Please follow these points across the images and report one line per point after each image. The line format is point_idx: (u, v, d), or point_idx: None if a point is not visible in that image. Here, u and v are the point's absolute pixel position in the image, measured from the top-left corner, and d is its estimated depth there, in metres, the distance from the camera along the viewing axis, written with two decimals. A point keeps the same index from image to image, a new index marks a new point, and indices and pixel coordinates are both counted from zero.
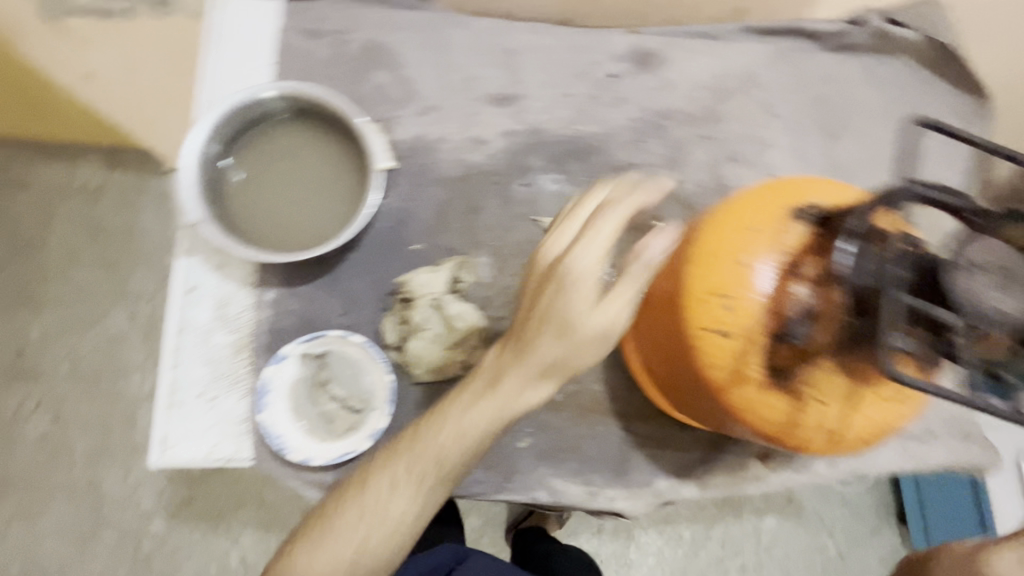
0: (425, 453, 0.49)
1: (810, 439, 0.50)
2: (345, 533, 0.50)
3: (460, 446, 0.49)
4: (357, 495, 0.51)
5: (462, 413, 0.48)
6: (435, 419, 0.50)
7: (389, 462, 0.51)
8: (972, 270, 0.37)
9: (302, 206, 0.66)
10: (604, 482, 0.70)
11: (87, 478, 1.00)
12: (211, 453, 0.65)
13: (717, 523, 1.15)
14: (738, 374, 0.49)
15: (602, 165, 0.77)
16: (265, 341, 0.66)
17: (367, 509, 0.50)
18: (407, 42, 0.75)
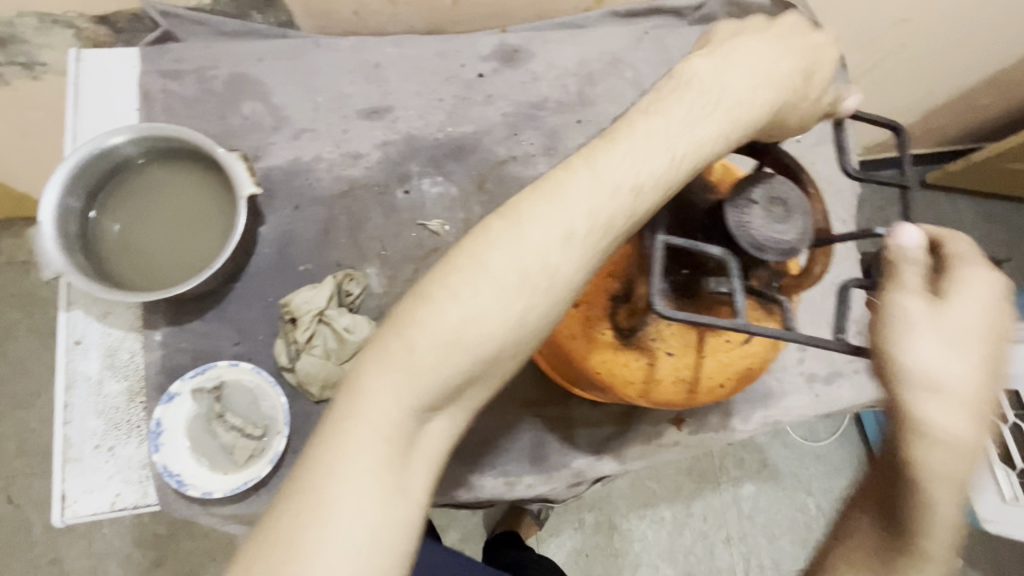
0: (522, 263, 0.40)
1: (673, 396, 0.52)
2: (380, 419, 0.38)
3: (579, 243, 0.41)
4: (395, 358, 0.39)
5: (576, 198, 0.41)
6: (512, 221, 0.41)
7: (449, 292, 0.39)
8: (749, 207, 0.39)
9: (180, 244, 0.66)
10: (521, 471, 0.70)
11: (48, 553, 1.07)
12: (114, 503, 0.63)
13: (698, 497, 1.25)
14: (589, 338, 0.52)
15: (481, 162, 0.78)
16: (156, 382, 0.66)
17: (420, 370, 0.38)
18: (271, 71, 0.76)
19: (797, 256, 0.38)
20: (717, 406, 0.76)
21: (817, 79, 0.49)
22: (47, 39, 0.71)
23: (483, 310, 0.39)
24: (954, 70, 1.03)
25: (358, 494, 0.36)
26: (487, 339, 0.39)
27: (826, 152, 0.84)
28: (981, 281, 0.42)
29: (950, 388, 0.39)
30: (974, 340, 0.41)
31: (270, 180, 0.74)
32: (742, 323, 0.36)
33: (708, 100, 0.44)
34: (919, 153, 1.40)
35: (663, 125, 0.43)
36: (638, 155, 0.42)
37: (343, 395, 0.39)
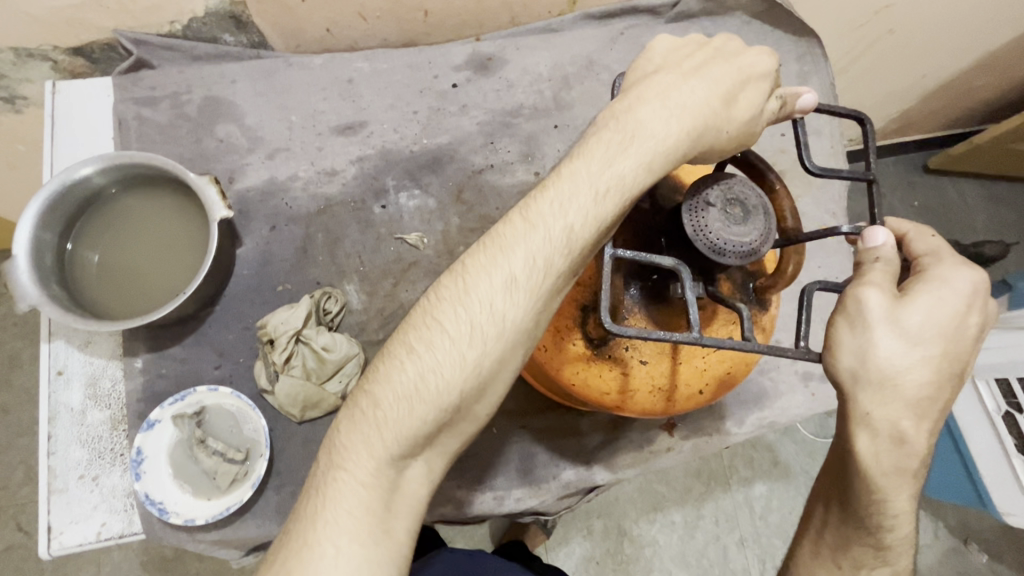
0: (471, 315, 0.42)
1: (651, 404, 0.52)
2: (357, 474, 0.41)
3: (518, 292, 0.42)
4: (368, 415, 0.42)
5: (514, 249, 0.42)
6: (460, 279, 0.43)
7: (412, 347, 0.42)
8: (706, 210, 0.40)
9: (158, 271, 0.66)
10: (510, 483, 0.69)
11: None
12: (100, 533, 0.63)
13: (709, 499, 1.23)
14: (562, 351, 0.52)
15: (458, 172, 0.78)
16: (138, 410, 0.66)
17: (387, 420, 0.41)
18: (244, 92, 0.77)
19: (758, 257, 0.40)
20: (709, 410, 0.74)
21: (749, 97, 0.46)
22: (21, 74, 0.72)
23: (431, 373, 0.41)
24: (944, 53, 1.01)
25: (337, 546, 0.39)
26: (449, 385, 0.41)
27: (812, 144, 0.82)
28: (951, 283, 0.43)
29: (894, 381, 0.41)
30: (930, 340, 0.42)
31: (246, 201, 0.73)
32: (698, 336, 0.37)
33: (628, 138, 0.43)
34: (918, 138, 1.37)
35: (580, 172, 0.43)
36: (559, 206, 0.42)
37: (326, 455, 0.43)
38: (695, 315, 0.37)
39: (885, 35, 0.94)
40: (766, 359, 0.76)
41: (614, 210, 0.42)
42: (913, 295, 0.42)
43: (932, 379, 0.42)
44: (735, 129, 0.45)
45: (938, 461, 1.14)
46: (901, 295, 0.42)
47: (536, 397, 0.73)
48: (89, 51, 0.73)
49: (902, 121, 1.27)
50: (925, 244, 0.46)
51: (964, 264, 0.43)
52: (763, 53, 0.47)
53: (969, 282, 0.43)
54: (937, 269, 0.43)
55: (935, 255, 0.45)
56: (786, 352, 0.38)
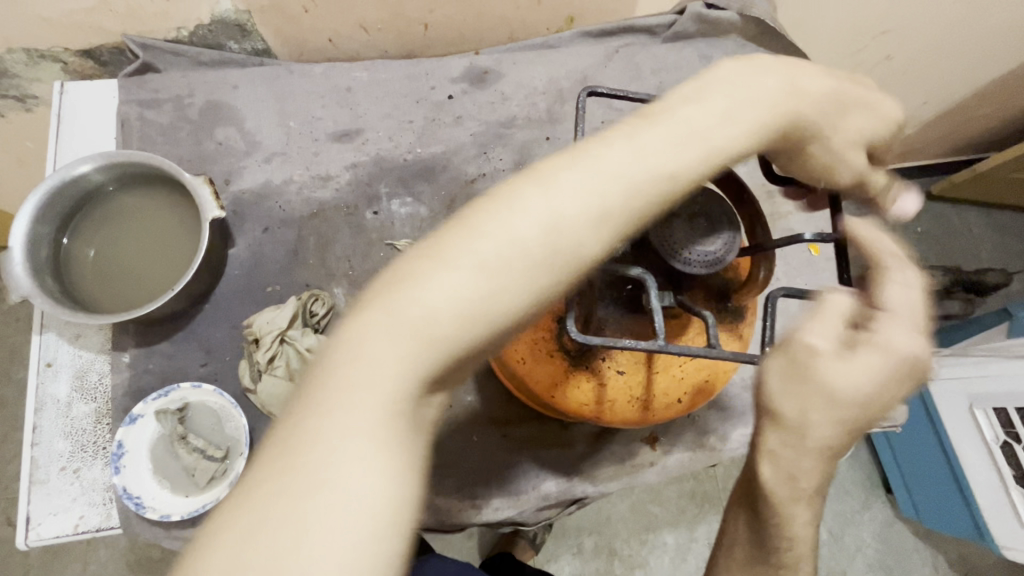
0: (540, 232, 0.35)
1: (627, 413, 0.52)
2: (380, 403, 0.32)
3: (598, 218, 0.36)
4: (386, 331, 0.33)
5: (606, 155, 0.37)
6: (538, 174, 0.37)
7: (461, 243, 0.34)
8: (671, 226, 0.42)
9: (151, 268, 0.67)
10: (489, 492, 0.69)
11: (42, 571, 1.06)
12: (78, 526, 0.64)
13: (700, 519, 1.21)
14: (537, 360, 0.52)
15: (450, 181, 0.79)
16: (123, 404, 0.67)
17: (430, 333, 0.33)
18: (245, 97, 0.79)
19: (723, 265, 0.41)
20: (692, 425, 0.74)
21: (857, 119, 0.45)
22: (33, 73, 0.74)
23: (493, 285, 0.34)
24: (941, 79, 1.02)
25: (354, 471, 0.29)
26: (501, 315, 0.34)
27: None
28: (894, 351, 0.41)
29: (798, 432, 0.41)
30: (858, 398, 0.40)
31: (240, 203, 0.75)
32: (663, 344, 0.38)
33: (736, 101, 0.40)
34: (919, 164, 1.37)
35: (681, 117, 0.39)
36: (646, 141, 0.38)
37: (319, 377, 0.32)
38: (660, 323, 0.38)
39: (881, 61, 0.95)
40: (752, 376, 0.76)
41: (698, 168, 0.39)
42: (854, 355, 0.41)
43: (834, 445, 0.42)
44: (833, 138, 0.44)
45: (936, 489, 1.12)
46: (842, 351, 0.41)
47: (519, 407, 0.73)
48: (99, 54, 0.75)
49: (903, 147, 1.27)
50: (895, 295, 0.43)
51: (915, 339, 0.42)
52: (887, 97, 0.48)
53: (910, 356, 0.41)
54: (896, 334, 0.41)
55: (899, 315, 0.42)
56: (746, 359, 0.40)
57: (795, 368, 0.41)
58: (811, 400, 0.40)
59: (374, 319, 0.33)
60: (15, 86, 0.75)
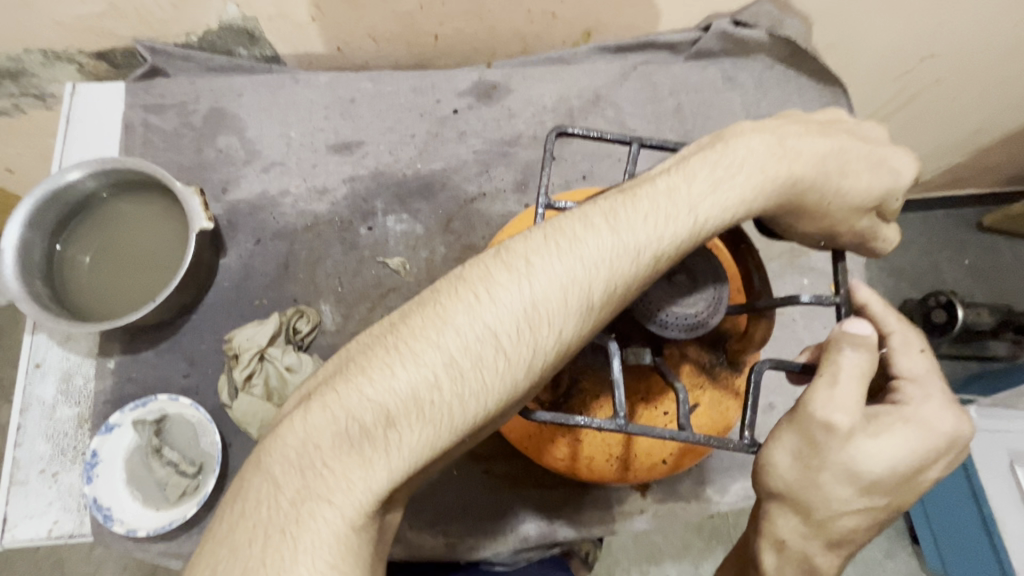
0: (515, 325, 0.35)
1: (604, 466, 0.50)
2: (336, 511, 0.32)
3: (572, 313, 0.35)
4: (342, 433, 0.33)
5: (581, 246, 0.36)
6: (507, 266, 0.36)
7: (420, 346, 0.34)
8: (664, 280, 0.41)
9: (138, 276, 0.67)
10: (465, 530, 0.66)
11: (50, 556, 1.09)
12: (51, 531, 0.63)
13: (707, 559, 1.16)
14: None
15: (448, 199, 0.77)
16: (105, 410, 0.67)
17: (387, 440, 0.33)
18: (249, 105, 0.78)
19: (704, 329, 0.39)
20: (688, 473, 0.69)
21: (862, 170, 0.43)
22: (48, 76, 0.75)
23: (455, 389, 0.34)
24: (996, 105, 0.93)
25: None
26: (466, 416, 0.34)
27: None
28: (923, 424, 0.40)
29: (822, 519, 0.40)
30: (882, 487, 0.40)
31: (235, 212, 0.74)
32: (622, 424, 0.37)
33: (728, 168, 0.39)
34: (970, 194, 1.26)
35: (668, 190, 0.38)
36: (628, 224, 0.37)
37: (273, 479, 0.33)
38: (621, 400, 0.37)
39: (929, 87, 0.88)
40: None
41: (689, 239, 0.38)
42: (885, 428, 0.39)
43: (873, 512, 0.41)
44: (837, 201, 0.42)
45: (970, 547, 1.02)
46: (868, 425, 0.39)
47: (504, 439, 0.70)
48: (111, 58, 0.76)
49: (949, 178, 1.18)
50: (910, 363, 0.43)
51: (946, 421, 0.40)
52: (901, 151, 0.45)
53: (943, 430, 0.40)
54: (935, 423, 0.40)
55: (918, 384, 0.42)
56: (726, 445, 0.38)
57: (814, 450, 0.39)
58: (834, 494, 0.39)
59: (327, 426, 0.34)
60: (32, 87, 0.76)
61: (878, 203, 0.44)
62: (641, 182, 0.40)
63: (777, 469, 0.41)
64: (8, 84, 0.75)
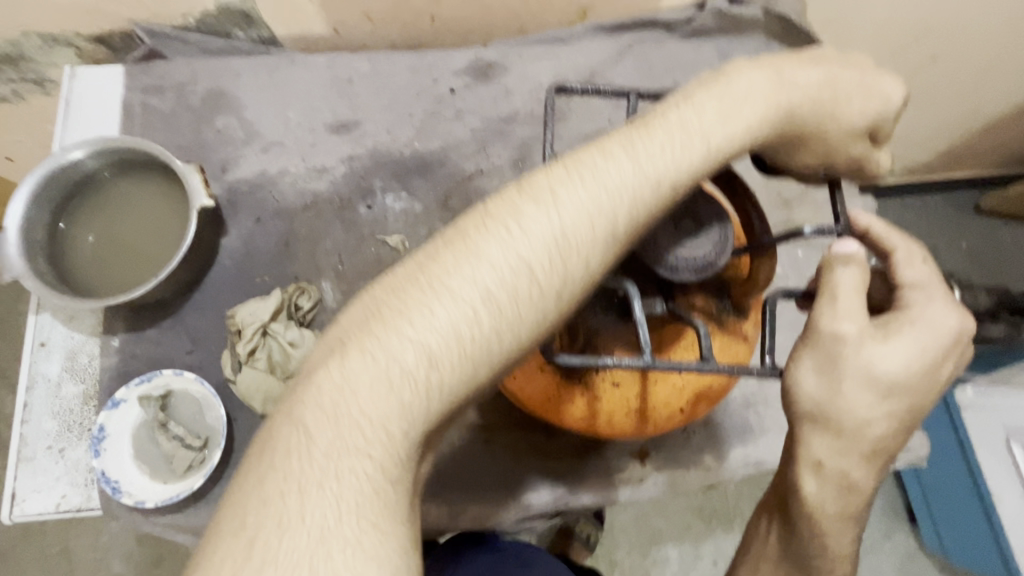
0: (545, 258, 0.36)
1: (625, 420, 0.53)
2: (380, 449, 0.33)
3: (599, 242, 0.37)
4: (383, 372, 0.34)
5: (604, 181, 0.37)
6: (534, 203, 0.37)
7: (453, 282, 0.35)
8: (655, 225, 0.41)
9: (142, 254, 0.68)
10: (468, 500, 0.67)
11: (57, 541, 1.10)
12: (59, 505, 0.64)
13: (707, 537, 1.17)
14: (529, 375, 0.54)
15: (445, 176, 0.77)
16: (110, 387, 0.68)
17: (427, 375, 0.34)
18: (246, 86, 0.78)
19: (714, 269, 0.40)
20: (687, 442, 0.71)
21: (854, 100, 0.44)
22: (46, 59, 0.76)
23: (492, 322, 0.35)
24: (992, 82, 0.93)
25: (347, 525, 0.31)
26: (503, 346, 0.35)
27: None
28: (931, 324, 0.43)
29: (849, 430, 0.42)
30: (901, 390, 0.42)
31: (235, 192, 0.75)
32: (649, 361, 0.38)
33: (736, 100, 0.40)
34: (968, 174, 1.26)
35: (681, 122, 0.39)
36: (648, 157, 0.38)
37: (307, 429, 0.33)
38: (645, 338, 0.38)
39: (924, 64, 0.88)
40: (755, 393, 0.73)
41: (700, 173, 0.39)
42: (894, 332, 0.42)
43: (894, 420, 0.43)
44: (830, 129, 0.44)
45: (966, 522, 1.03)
46: (879, 332, 0.42)
47: (505, 412, 0.71)
48: (108, 40, 0.76)
49: (945, 158, 1.19)
50: (914, 271, 0.46)
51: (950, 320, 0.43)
52: (890, 76, 0.46)
53: (948, 328, 0.43)
54: (939, 321, 0.43)
55: (922, 289, 0.45)
56: (749, 371, 0.39)
57: (830, 358, 0.41)
58: (855, 402, 0.42)
59: (364, 368, 0.34)
60: (30, 70, 0.77)
61: (869, 129, 0.45)
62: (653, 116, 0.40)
63: (801, 387, 0.43)
64: (7, 68, 0.75)
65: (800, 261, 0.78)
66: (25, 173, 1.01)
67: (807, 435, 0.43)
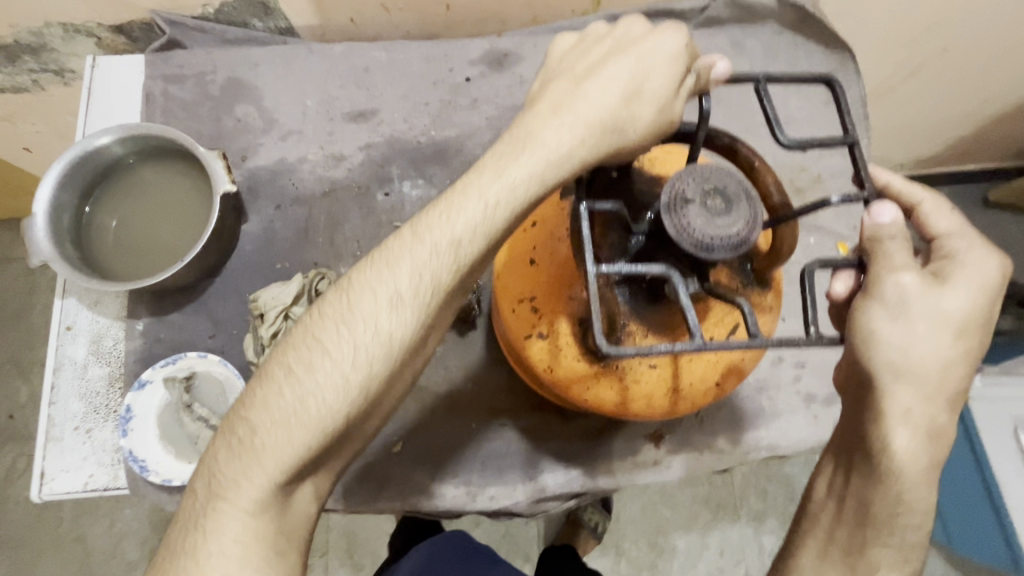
0: (408, 283, 0.42)
1: (660, 399, 0.55)
2: (274, 458, 0.41)
3: (455, 253, 0.43)
4: (286, 417, 0.41)
5: (464, 197, 0.43)
6: (393, 242, 0.44)
7: (333, 314, 0.43)
8: (685, 207, 0.42)
9: (164, 239, 0.69)
10: (485, 481, 0.68)
11: (74, 528, 1.12)
12: (87, 484, 0.66)
13: (714, 527, 1.19)
14: (567, 367, 0.55)
15: (461, 164, 0.78)
16: (134, 369, 0.69)
17: (324, 381, 0.41)
18: (265, 75, 0.79)
19: (748, 246, 0.41)
20: (700, 425, 0.72)
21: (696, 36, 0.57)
22: (68, 48, 0.77)
23: (370, 331, 0.42)
24: (1004, 72, 0.93)
25: (218, 529, 0.40)
26: (386, 345, 0.42)
27: (837, 163, 0.81)
28: (979, 269, 0.44)
29: (932, 379, 0.43)
30: (971, 333, 0.44)
31: (254, 179, 0.76)
32: (700, 344, 0.36)
33: (633, 44, 0.46)
34: (978, 167, 1.26)
35: (564, 94, 0.45)
36: (520, 153, 0.43)
37: (233, 441, 0.43)
38: (693, 321, 0.37)
39: (938, 54, 0.88)
40: (767, 378, 0.74)
41: (650, 124, 0.44)
42: (951, 279, 0.44)
43: (968, 362, 0.44)
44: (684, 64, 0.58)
45: (971, 512, 1.04)
46: (937, 282, 0.44)
47: (521, 395, 0.72)
48: (129, 29, 0.77)
49: (956, 151, 1.19)
50: (943, 222, 0.48)
51: (988, 255, 0.45)
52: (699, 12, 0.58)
53: (995, 268, 0.44)
54: (985, 263, 0.44)
55: (958, 236, 0.46)
56: (800, 343, 0.37)
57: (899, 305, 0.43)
58: (933, 350, 0.43)
59: (270, 384, 0.43)
60: (53, 59, 0.78)
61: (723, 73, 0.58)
62: (541, 95, 0.46)
63: (880, 344, 0.43)
64: (29, 58, 0.77)
65: (812, 248, 0.79)
66: (44, 162, 1.02)
67: (891, 390, 0.44)
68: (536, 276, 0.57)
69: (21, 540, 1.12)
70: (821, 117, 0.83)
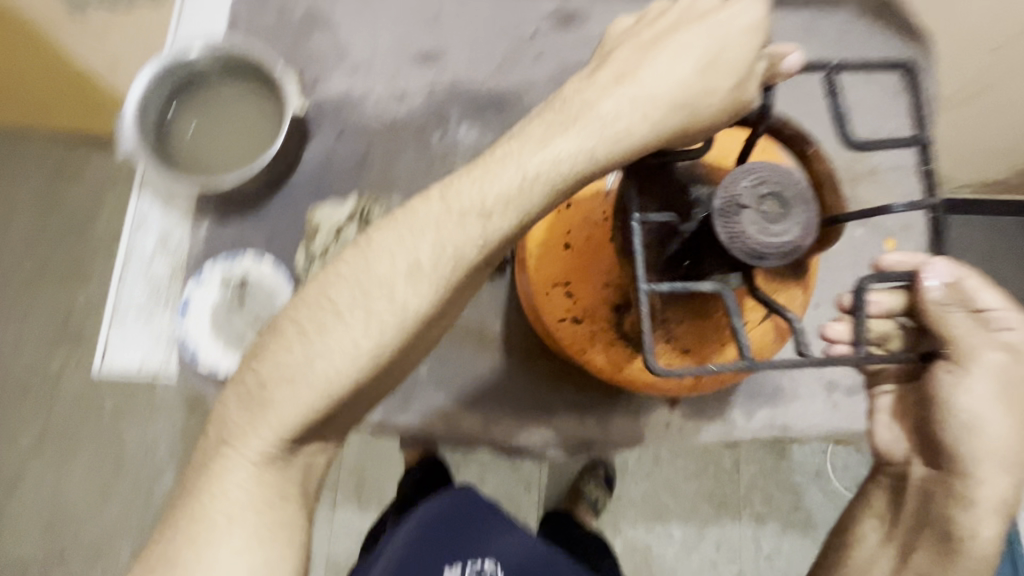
0: (444, 244, 0.44)
1: (690, 380, 0.58)
2: (298, 401, 0.43)
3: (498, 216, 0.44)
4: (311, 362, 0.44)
5: (510, 165, 0.45)
6: (432, 203, 0.46)
7: (368, 265, 0.45)
8: (740, 213, 0.42)
9: (234, 152, 0.74)
10: (502, 415, 0.72)
11: (113, 425, 1.22)
12: (141, 366, 0.72)
13: (712, 521, 1.20)
14: (601, 349, 0.59)
15: (518, 115, 0.80)
16: (194, 266, 0.75)
17: (359, 333, 0.43)
18: (343, 9, 0.83)
19: (799, 253, 0.42)
20: (716, 395, 0.73)
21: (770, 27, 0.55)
22: None
23: (408, 288, 0.44)
24: None
25: (233, 459, 0.44)
26: (419, 302, 0.44)
27: (897, 158, 0.80)
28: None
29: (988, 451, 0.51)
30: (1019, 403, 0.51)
31: (321, 106, 0.80)
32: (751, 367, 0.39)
33: (693, 25, 0.47)
34: None
35: (623, 71, 0.46)
36: (575, 125, 0.45)
37: (253, 376, 0.45)
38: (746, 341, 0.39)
39: None
40: (792, 360, 0.75)
41: (717, 98, 0.45)
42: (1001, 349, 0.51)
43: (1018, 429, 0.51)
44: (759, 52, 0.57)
45: None
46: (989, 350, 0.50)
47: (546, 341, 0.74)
48: None
49: None
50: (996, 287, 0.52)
51: None
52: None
53: None
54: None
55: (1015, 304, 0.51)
56: (843, 363, 0.40)
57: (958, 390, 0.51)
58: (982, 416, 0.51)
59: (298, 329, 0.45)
60: None
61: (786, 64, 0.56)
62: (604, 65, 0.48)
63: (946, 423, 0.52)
64: None
65: (857, 240, 0.79)
66: None
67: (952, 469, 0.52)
68: (571, 261, 0.60)
69: (69, 428, 1.22)
70: (886, 109, 0.82)
